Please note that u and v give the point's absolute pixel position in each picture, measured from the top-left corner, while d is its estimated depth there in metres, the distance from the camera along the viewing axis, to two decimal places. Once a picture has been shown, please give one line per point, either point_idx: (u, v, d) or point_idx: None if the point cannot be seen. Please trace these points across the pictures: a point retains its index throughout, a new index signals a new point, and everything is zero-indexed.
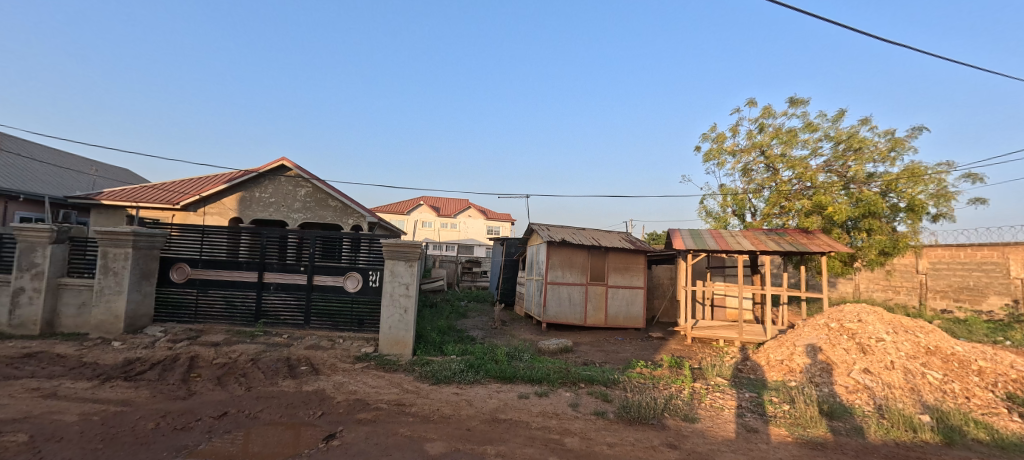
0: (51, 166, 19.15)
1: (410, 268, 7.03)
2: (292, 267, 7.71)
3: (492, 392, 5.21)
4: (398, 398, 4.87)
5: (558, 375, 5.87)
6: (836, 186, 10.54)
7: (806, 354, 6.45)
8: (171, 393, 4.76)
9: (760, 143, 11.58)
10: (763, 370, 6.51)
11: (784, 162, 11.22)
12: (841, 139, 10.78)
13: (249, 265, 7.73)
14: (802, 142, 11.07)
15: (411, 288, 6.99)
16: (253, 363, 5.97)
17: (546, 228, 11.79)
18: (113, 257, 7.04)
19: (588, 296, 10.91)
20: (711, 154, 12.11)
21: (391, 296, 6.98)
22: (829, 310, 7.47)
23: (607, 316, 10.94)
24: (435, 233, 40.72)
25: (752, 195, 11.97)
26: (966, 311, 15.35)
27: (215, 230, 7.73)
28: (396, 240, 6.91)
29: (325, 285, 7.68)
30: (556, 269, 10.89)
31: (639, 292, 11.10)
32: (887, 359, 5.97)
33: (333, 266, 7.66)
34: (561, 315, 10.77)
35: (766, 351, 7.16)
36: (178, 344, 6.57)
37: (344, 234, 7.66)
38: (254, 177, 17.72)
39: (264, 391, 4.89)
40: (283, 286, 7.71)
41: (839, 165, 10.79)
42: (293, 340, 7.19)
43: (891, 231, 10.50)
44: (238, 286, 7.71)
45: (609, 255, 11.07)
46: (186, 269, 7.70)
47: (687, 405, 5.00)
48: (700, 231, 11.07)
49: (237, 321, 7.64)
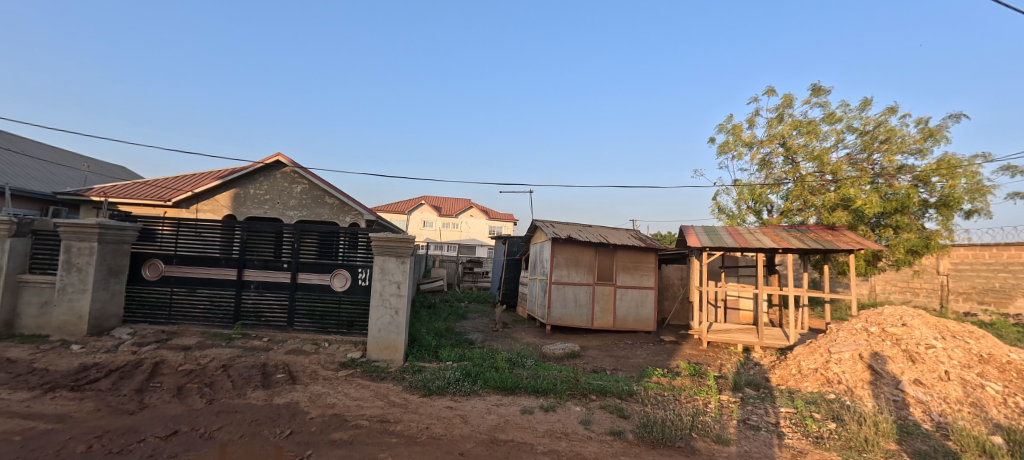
0: (41, 162, 18.62)
1: (402, 265, 6.37)
2: (275, 264, 7.08)
3: (491, 406, 4.55)
4: (382, 414, 4.20)
5: (566, 385, 5.21)
6: (864, 180, 9.82)
7: (843, 363, 5.76)
8: (119, 407, 4.09)
9: (779, 133, 10.92)
10: (795, 380, 5.86)
11: (806, 153, 10.53)
12: (869, 128, 10.08)
13: (228, 262, 7.11)
14: (826, 133, 10.39)
15: (404, 287, 6.34)
16: (224, 371, 5.31)
17: (551, 224, 11.13)
18: (77, 252, 6.40)
19: (596, 297, 10.23)
20: (727, 146, 11.43)
21: (381, 296, 6.32)
22: (865, 313, 6.72)
23: (616, 318, 10.24)
24: (437, 233, 40.09)
25: (770, 190, 11.29)
26: (992, 314, 14.57)
27: (191, 223, 7.10)
28: (387, 235, 6.25)
29: (310, 284, 7.04)
30: (561, 268, 10.23)
31: (651, 293, 10.38)
32: (939, 369, 5.26)
33: (319, 263, 7.03)
34: (567, 317, 10.10)
35: (795, 358, 6.46)
36: (145, 348, 5.92)
37: (339, 229, 7.02)
38: (248, 174, 17.15)
39: (228, 405, 4.22)
40: (264, 284, 7.06)
41: (866, 157, 10.08)
42: (274, 343, 6.53)
43: (921, 228, 9.85)
44: (216, 284, 7.08)
45: (618, 253, 10.38)
46: (160, 266, 7.08)
47: (716, 423, 4.33)
48: (715, 228, 10.29)
49: (214, 323, 6.99)
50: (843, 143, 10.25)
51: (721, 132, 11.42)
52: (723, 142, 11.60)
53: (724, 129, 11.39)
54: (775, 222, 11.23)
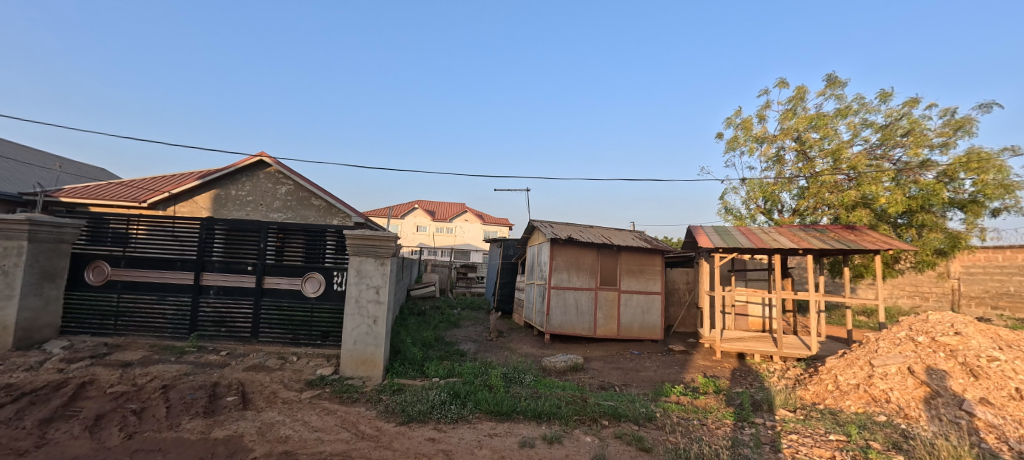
0: (9, 162, 17.57)
1: (381, 267, 5.54)
2: (238, 266, 6.23)
3: (483, 437, 3.71)
4: (347, 450, 3.36)
5: (572, 407, 4.39)
6: (887, 175, 9.08)
7: (891, 378, 4.98)
8: (8, 445, 3.23)
9: (793, 127, 10.19)
10: (833, 398, 5.09)
11: (823, 147, 9.76)
12: (890, 121, 9.40)
13: (184, 264, 6.24)
14: (845, 125, 9.66)
15: (383, 292, 5.50)
16: (163, 393, 4.45)
17: (549, 224, 10.33)
18: (3, 253, 5.53)
19: (599, 303, 9.43)
20: (736, 142, 10.70)
21: (357, 303, 5.48)
22: (908, 321, 5.96)
23: (620, 326, 9.43)
24: (430, 237, 39.18)
25: (783, 188, 10.56)
26: (1008, 320, 13.89)
27: (142, 220, 6.25)
28: (364, 232, 5.43)
29: (277, 289, 6.19)
30: (561, 272, 9.43)
31: (657, 299, 9.60)
32: (1008, 386, 4.49)
33: (289, 266, 6.20)
34: (567, 325, 9.30)
35: (828, 371, 5.67)
36: (76, 365, 5.04)
37: (312, 228, 6.24)
38: (229, 174, 16.25)
39: (151, 441, 3.36)
40: (225, 289, 6.20)
41: (888, 151, 9.34)
42: (233, 358, 5.66)
43: (946, 228, 9.19)
44: (171, 290, 6.22)
45: (622, 255, 9.59)
46: (105, 269, 6.23)
47: (758, 457, 3.52)
48: (727, 228, 9.49)
49: (167, 334, 6.11)
50: (862, 136, 9.53)
51: (730, 126, 10.68)
52: (731, 137, 10.86)
53: (733, 123, 10.65)
54: (787, 222, 10.53)
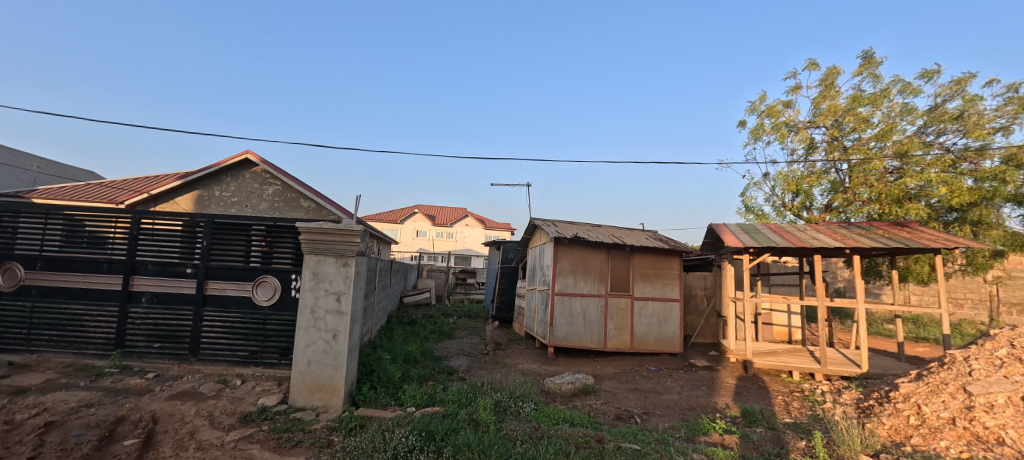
0: None
1: (344, 269, 4.41)
2: (176, 269, 5.15)
3: None
4: None
5: (585, 454, 3.25)
6: (944, 163, 7.81)
7: (1002, 412, 3.82)
8: None
9: (826, 112, 8.81)
10: (922, 435, 3.92)
11: (866, 130, 8.38)
12: (940, 100, 8.19)
13: (111, 267, 5.17)
14: (890, 104, 8.39)
15: (345, 301, 4.37)
16: (39, 435, 3.37)
17: (552, 223, 9.21)
18: None
19: (610, 312, 8.29)
20: (761, 131, 9.34)
21: (312, 314, 4.36)
22: (1007, 338, 4.83)
23: (634, 338, 8.27)
24: (430, 243, 38.12)
25: (815, 182, 9.30)
26: None
27: (64, 214, 5.20)
28: (322, 226, 4.32)
29: (223, 297, 5.09)
30: (566, 276, 8.31)
31: (675, 306, 8.46)
32: None
33: (238, 268, 5.10)
34: (574, 337, 8.17)
35: (907, 398, 4.51)
36: None
37: (268, 221, 5.15)
38: (213, 173, 15.27)
39: None
40: (159, 297, 5.12)
41: (938, 136, 8.16)
42: (161, 383, 4.58)
43: (1007, 224, 7.97)
44: (96, 298, 5.15)
45: (635, 257, 8.46)
46: (18, 272, 5.16)
47: None
48: (753, 226, 8.33)
49: (89, 351, 5.04)
50: (909, 118, 8.29)
51: (754, 113, 9.15)
52: (755, 125, 9.39)
53: (756, 109, 9.11)
54: (818, 220, 9.33)
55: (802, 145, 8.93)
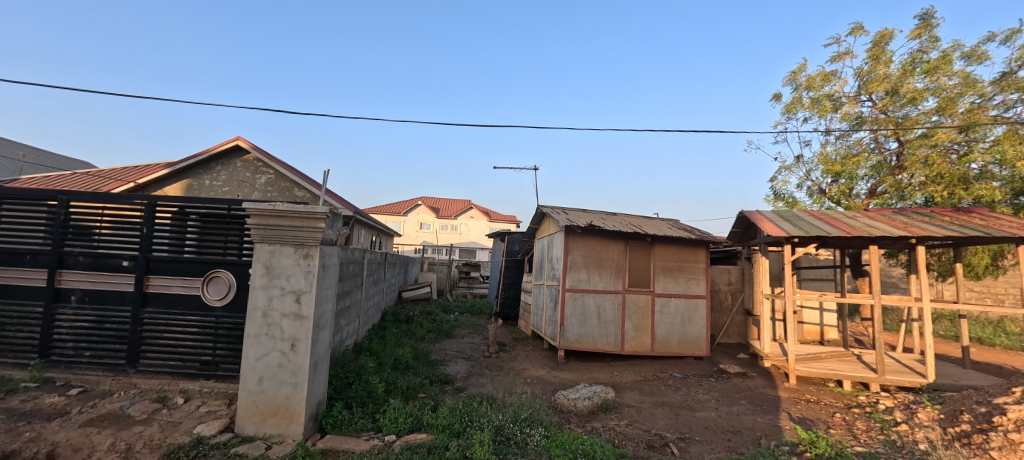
0: None
1: (304, 262, 3.48)
2: (112, 262, 4.25)
3: None
4: None
5: None
6: (1019, 138, 6.72)
7: None
8: None
9: (877, 83, 7.71)
10: None
11: (923, 103, 7.31)
12: (1014, 66, 7.05)
13: (35, 260, 4.27)
14: (954, 72, 7.26)
15: (305, 302, 3.45)
16: None
17: (563, 211, 8.25)
18: None
19: (627, 310, 7.33)
20: (799, 105, 8.25)
21: (265, 319, 3.44)
22: None
23: (655, 340, 7.32)
24: (433, 236, 37.23)
25: (861, 163, 8.22)
26: None
27: None
28: (276, 206, 3.40)
29: (168, 296, 4.19)
30: (578, 270, 7.37)
31: (701, 304, 7.48)
32: None
33: (186, 263, 4.20)
34: (587, 338, 7.25)
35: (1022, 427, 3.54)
36: None
37: (221, 204, 4.22)
38: (202, 161, 14.40)
39: None
40: (91, 295, 4.24)
41: (1011, 107, 7.04)
42: (84, 403, 3.71)
43: None
44: (17, 297, 4.26)
45: (656, 249, 7.48)
46: None
47: None
48: (792, 213, 7.30)
49: (6, 361, 4.17)
50: (975, 87, 7.18)
51: (791, 85, 8.10)
52: (791, 100, 8.34)
53: (795, 80, 8.05)
54: (863, 207, 8.28)
55: (848, 120, 7.87)
